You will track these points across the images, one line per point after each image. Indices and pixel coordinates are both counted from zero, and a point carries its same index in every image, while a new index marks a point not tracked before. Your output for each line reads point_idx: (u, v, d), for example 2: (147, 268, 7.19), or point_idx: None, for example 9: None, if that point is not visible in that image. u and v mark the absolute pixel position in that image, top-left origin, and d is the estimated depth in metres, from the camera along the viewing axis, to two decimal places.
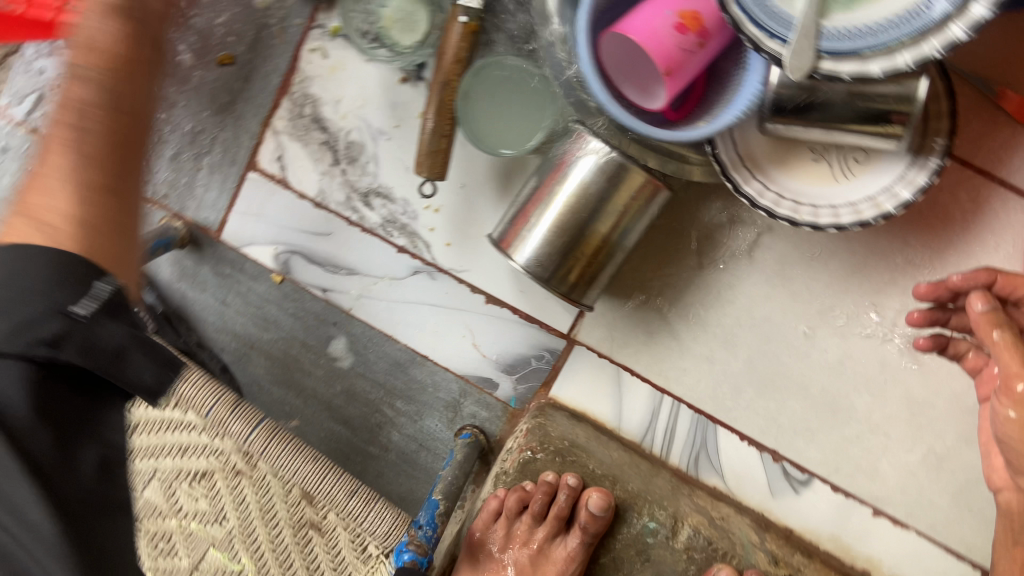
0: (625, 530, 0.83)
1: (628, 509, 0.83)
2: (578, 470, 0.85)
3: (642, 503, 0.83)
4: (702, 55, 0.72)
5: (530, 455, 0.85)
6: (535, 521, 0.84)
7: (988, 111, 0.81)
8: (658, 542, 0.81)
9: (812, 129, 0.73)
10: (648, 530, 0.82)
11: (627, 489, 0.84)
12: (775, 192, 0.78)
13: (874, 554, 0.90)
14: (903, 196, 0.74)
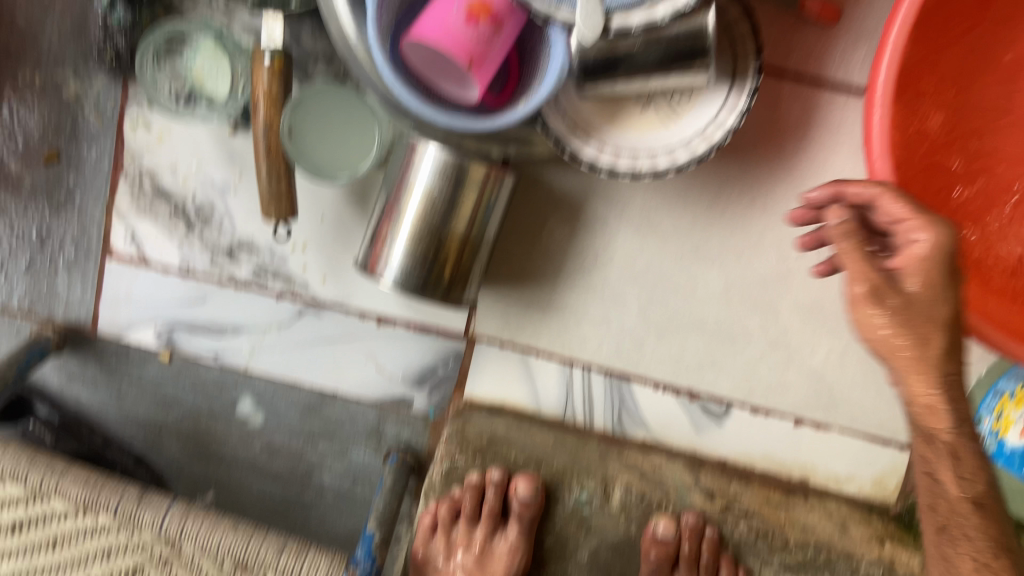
0: (560, 508, 0.85)
1: (558, 487, 0.85)
2: (503, 463, 0.86)
3: (571, 477, 0.85)
4: (501, 40, 0.74)
5: (453, 464, 0.86)
6: (472, 523, 0.87)
7: (794, 20, 0.82)
8: (594, 511, 0.84)
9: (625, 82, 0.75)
10: (581, 502, 0.84)
11: (552, 468, 0.85)
12: (612, 149, 0.79)
13: (806, 460, 0.93)
14: (729, 122, 0.76)
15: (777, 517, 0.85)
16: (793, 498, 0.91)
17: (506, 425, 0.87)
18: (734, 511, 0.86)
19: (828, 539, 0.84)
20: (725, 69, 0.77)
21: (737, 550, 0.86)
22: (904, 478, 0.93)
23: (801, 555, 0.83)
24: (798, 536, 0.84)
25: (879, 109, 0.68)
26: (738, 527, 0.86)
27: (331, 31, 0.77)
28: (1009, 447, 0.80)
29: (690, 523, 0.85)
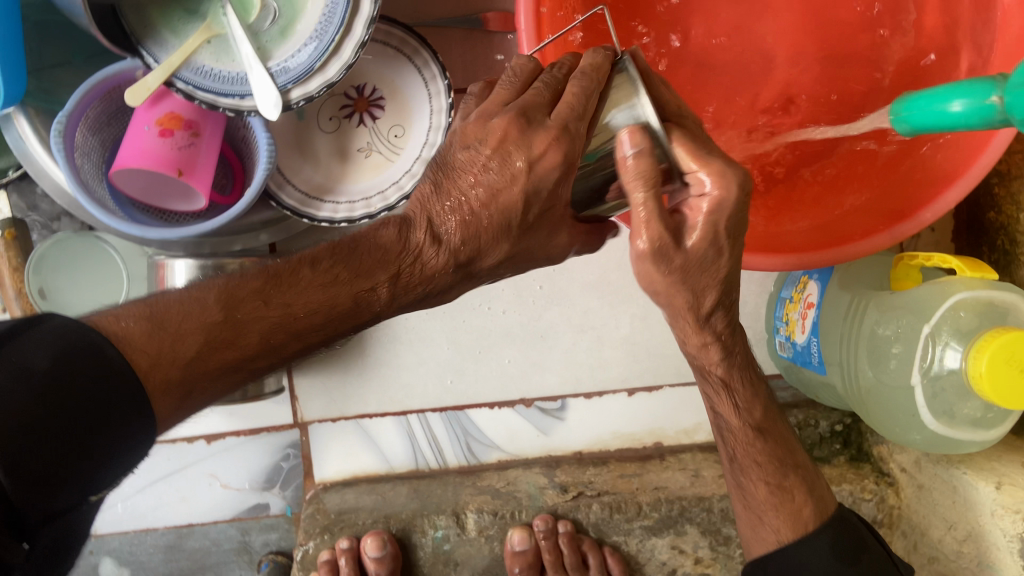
0: (422, 552, 0.91)
1: (411, 534, 0.90)
2: (352, 529, 0.92)
3: (421, 521, 0.90)
4: (204, 143, 0.77)
5: (305, 548, 0.92)
6: None
7: (480, 36, 0.88)
8: (454, 544, 0.90)
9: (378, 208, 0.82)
10: (439, 539, 0.90)
11: (400, 518, 0.90)
12: (346, 201, 0.83)
13: (653, 425, 0.96)
14: (438, 141, 0.82)
15: (630, 487, 0.90)
16: (648, 464, 0.94)
17: (356, 494, 0.93)
18: (586, 496, 0.91)
19: (678, 490, 0.89)
20: (422, 93, 0.84)
21: (598, 532, 0.92)
22: None
23: (656, 514, 0.88)
24: (651, 497, 0.88)
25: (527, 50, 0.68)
26: (593, 509, 0.91)
27: (48, 190, 0.79)
28: (798, 346, 0.83)
29: (543, 527, 0.91)
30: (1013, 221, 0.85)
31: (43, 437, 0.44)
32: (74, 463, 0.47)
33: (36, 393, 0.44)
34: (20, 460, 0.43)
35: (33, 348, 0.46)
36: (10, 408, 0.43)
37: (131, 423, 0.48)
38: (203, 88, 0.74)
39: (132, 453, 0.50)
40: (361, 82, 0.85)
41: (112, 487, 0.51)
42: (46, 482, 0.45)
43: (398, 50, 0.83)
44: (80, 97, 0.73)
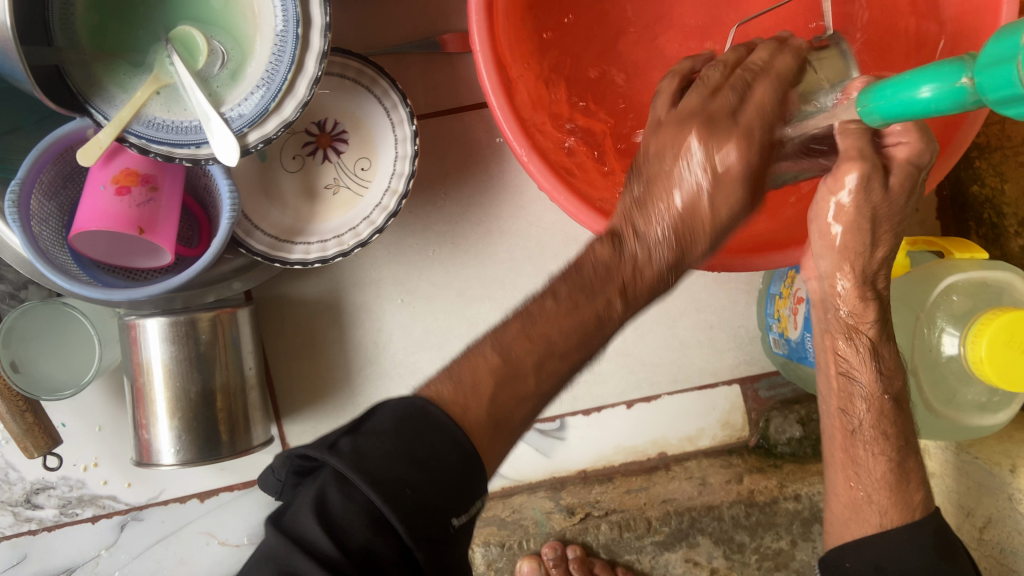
0: None
1: None
2: None
3: None
4: (164, 197, 0.75)
5: None
6: None
7: (439, 58, 0.86)
8: None
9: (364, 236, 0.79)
10: None
11: None
12: (318, 241, 0.81)
13: (655, 436, 0.94)
14: (405, 171, 0.80)
15: (637, 503, 0.90)
16: (654, 475, 0.93)
17: None
18: (593, 517, 0.90)
19: (686, 501, 0.89)
20: (386, 123, 0.82)
21: (610, 551, 0.93)
22: (745, 409, 0.94)
23: (667, 527, 0.89)
24: (659, 511, 0.89)
25: (485, 70, 0.66)
26: (601, 530, 0.91)
27: (10, 261, 0.77)
28: (794, 342, 0.81)
29: (551, 556, 0.92)
30: (998, 192, 0.84)
31: (432, 474, 0.49)
32: (404, 487, 0.47)
33: (402, 443, 0.49)
34: (406, 503, 0.47)
35: (379, 417, 0.51)
36: (377, 458, 0.48)
37: (471, 480, 0.51)
38: (157, 141, 0.71)
39: (472, 490, 0.51)
40: (322, 118, 0.83)
41: (471, 513, 0.51)
42: (425, 511, 0.48)
43: (356, 81, 0.81)
44: (32, 161, 0.70)
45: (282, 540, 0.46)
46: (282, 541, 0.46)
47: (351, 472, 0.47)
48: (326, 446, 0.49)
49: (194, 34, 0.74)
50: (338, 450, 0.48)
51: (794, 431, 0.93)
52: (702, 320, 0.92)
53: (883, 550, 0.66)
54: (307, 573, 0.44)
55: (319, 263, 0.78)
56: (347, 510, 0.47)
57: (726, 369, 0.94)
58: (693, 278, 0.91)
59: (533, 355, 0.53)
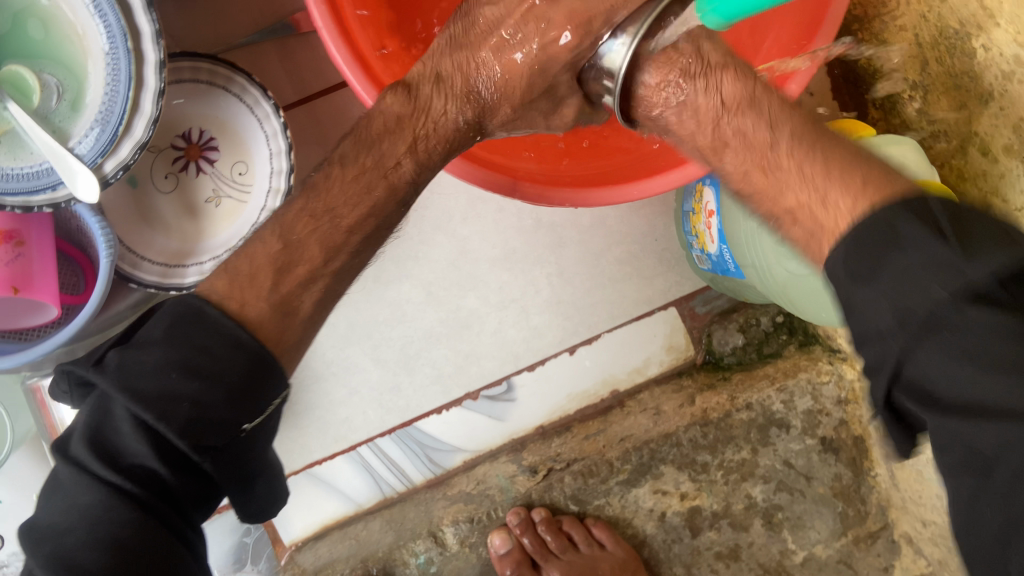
0: None
1: (393, 567, 0.89)
2: None
3: (399, 552, 0.89)
4: (34, 248, 0.70)
5: None
6: None
7: (296, 42, 0.81)
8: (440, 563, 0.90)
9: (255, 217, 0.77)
10: (423, 563, 0.89)
11: (379, 556, 0.89)
12: (211, 259, 0.77)
13: (604, 375, 0.93)
14: (283, 167, 0.77)
15: (597, 447, 0.90)
16: (611, 415, 0.92)
17: (330, 546, 0.89)
18: (556, 471, 0.91)
19: (643, 434, 0.90)
20: (253, 121, 0.77)
21: (579, 501, 0.93)
22: (686, 329, 0.93)
23: (628, 464, 0.90)
24: (619, 450, 0.90)
25: (334, 49, 0.62)
26: (566, 482, 0.92)
27: None
28: (713, 255, 0.81)
29: (517, 521, 0.91)
30: (885, 60, 0.83)
31: (210, 385, 0.52)
32: (177, 402, 0.50)
33: (219, 382, 0.52)
34: (184, 416, 0.50)
35: (152, 323, 0.54)
36: (141, 375, 0.50)
37: (259, 380, 0.54)
38: (11, 192, 0.67)
39: (266, 395, 0.55)
40: (186, 129, 0.78)
41: (265, 416, 0.55)
42: (207, 427, 0.51)
43: (210, 82, 0.76)
44: None
45: (68, 467, 0.51)
46: (72, 472, 0.51)
47: (116, 390, 0.50)
48: (94, 365, 0.52)
49: (22, 72, 0.68)
50: (103, 368, 0.52)
51: (736, 340, 0.92)
52: (625, 252, 0.91)
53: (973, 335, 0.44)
54: (92, 500, 0.50)
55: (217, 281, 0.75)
56: (125, 435, 0.51)
57: (659, 295, 0.93)
58: (606, 212, 0.90)
59: (316, 232, 0.60)
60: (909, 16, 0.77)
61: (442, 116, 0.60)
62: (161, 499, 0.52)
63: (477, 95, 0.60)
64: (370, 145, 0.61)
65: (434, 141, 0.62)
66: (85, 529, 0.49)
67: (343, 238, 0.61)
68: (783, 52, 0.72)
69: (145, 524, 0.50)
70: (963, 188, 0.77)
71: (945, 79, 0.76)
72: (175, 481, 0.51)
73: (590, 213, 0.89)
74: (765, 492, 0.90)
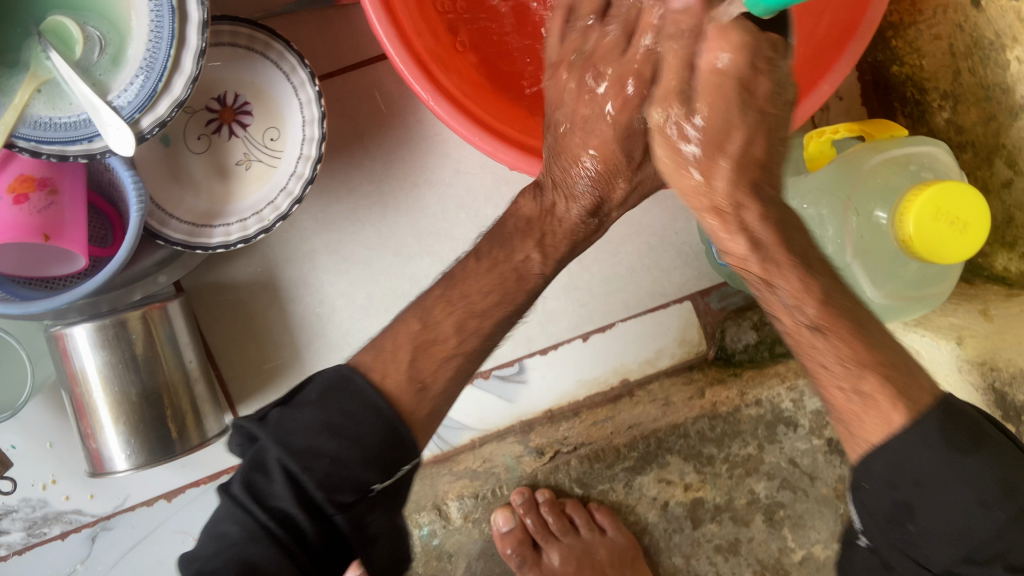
0: (412, 555, 0.90)
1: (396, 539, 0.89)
2: None
3: (403, 524, 0.88)
4: (66, 197, 0.71)
5: None
6: None
7: (335, 14, 0.82)
8: (442, 537, 0.90)
9: (289, 184, 0.78)
10: (426, 536, 0.89)
11: None
12: (238, 221, 0.78)
13: (615, 364, 0.94)
14: (315, 136, 0.78)
15: (604, 433, 0.92)
16: (620, 403, 0.93)
17: None
18: (563, 454, 0.93)
19: (651, 423, 0.92)
20: (287, 88, 0.78)
21: (584, 485, 0.93)
22: (699, 325, 0.94)
23: (634, 452, 0.92)
24: (626, 437, 0.92)
25: (375, 17, 0.65)
26: (573, 465, 0.94)
27: None
28: None
29: (521, 501, 0.92)
30: (917, 68, 0.83)
31: (351, 445, 0.54)
32: (319, 457, 0.53)
33: (362, 446, 0.54)
34: (324, 470, 0.53)
35: (311, 387, 0.57)
36: (297, 430, 0.53)
37: (395, 451, 0.55)
38: (48, 140, 0.67)
39: (402, 458, 0.56)
40: (221, 92, 0.79)
41: (395, 478, 0.56)
42: (344, 485, 0.53)
43: (248, 47, 0.77)
44: None
45: (225, 506, 0.54)
46: (230, 508, 0.54)
47: (273, 443, 0.53)
48: (258, 419, 0.55)
49: (67, 24, 0.69)
50: (267, 423, 0.55)
51: (749, 337, 0.93)
52: (644, 243, 0.91)
53: (890, 458, 0.53)
54: (237, 537, 0.52)
55: (244, 242, 0.76)
56: (274, 481, 0.53)
57: (675, 289, 0.93)
58: (630, 203, 0.90)
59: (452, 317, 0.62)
60: (946, 24, 0.77)
61: (566, 213, 0.65)
62: (299, 563, 0.52)
63: (579, 193, 0.63)
64: (505, 240, 0.66)
65: (560, 237, 0.67)
66: (230, 560, 0.51)
67: (475, 322, 0.62)
68: (821, 48, 0.71)
69: (276, 571, 0.50)
70: (987, 201, 0.79)
71: (976, 90, 0.76)
72: (318, 530, 0.53)
73: None
74: (768, 489, 0.92)
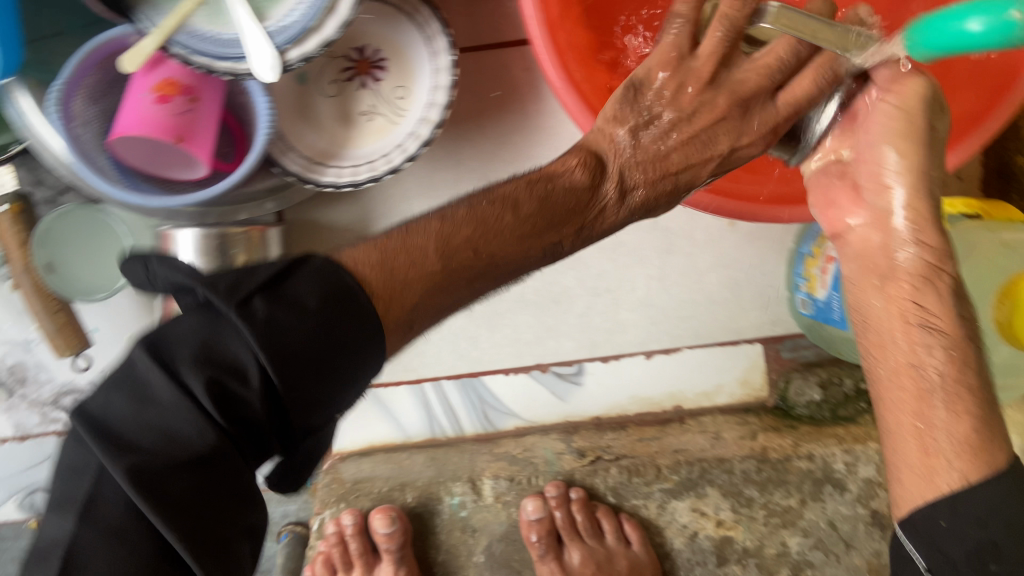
0: (440, 518, 0.92)
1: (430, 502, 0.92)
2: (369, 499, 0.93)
3: (438, 488, 0.92)
4: (203, 107, 0.76)
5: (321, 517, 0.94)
6: (349, 570, 0.95)
7: None
8: (470, 510, 0.91)
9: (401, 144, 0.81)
10: (455, 506, 0.91)
11: (417, 487, 0.92)
12: (351, 166, 0.81)
13: (672, 388, 0.94)
14: (441, 101, 0.79)
15: (648, 450, 0.92)
16: (669, 427, 0.93)
17: (371, 464, 0.92)
18: (604, 460, 0.93)
19: (698, 452, 0.90)
20: (425, 52, 0.81)
21: (617, 495, 0.94)
22: (765, 369, 0.94)
23: (676, 476, 0.90)
24: (670, 459, 0.90)
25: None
26: (611, 473, 0.93)
27: (51, 163, 0.77)
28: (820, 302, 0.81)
29: (555, 494, 0.92)
30: None
31: (327, 333, 0.47)
32: (285, 343, 0.45)
33: (333, 339, 0.47)
34: (287, 356, 0.45)
35: (304, 277, 0.48)
36: (286, 329, 0.45)
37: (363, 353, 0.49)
38: (200, 52, 0.72)
39: (364, 367, 0.49)
40: (362, 44, 0.83)
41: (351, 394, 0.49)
42: (314, 375, 0.46)
43: (397, 7, 0.80)
44: (78, 63, 0.72)
45: (138, 357, 0.44)
46: (166, 388, 0.43)
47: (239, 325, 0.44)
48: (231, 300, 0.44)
49: None
50: (241, 306, 0.44)
51: (813, 394, 0.92)
52: (726, 277, 0.92)
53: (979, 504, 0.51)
54: (161, 410, 0.43)
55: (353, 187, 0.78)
56: (231, 355, 0.44)
57: (749, 329, 0.93)
58: (724, 235, 0.90)
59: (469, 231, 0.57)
60: None
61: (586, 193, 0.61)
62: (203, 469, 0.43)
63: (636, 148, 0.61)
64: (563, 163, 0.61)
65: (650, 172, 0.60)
66: (154, 436, 0.43)
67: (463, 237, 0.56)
68: None
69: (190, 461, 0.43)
70: None
71: None
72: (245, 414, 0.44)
73: (706, 230, 0.90)
74: (801, 545, 0.89)
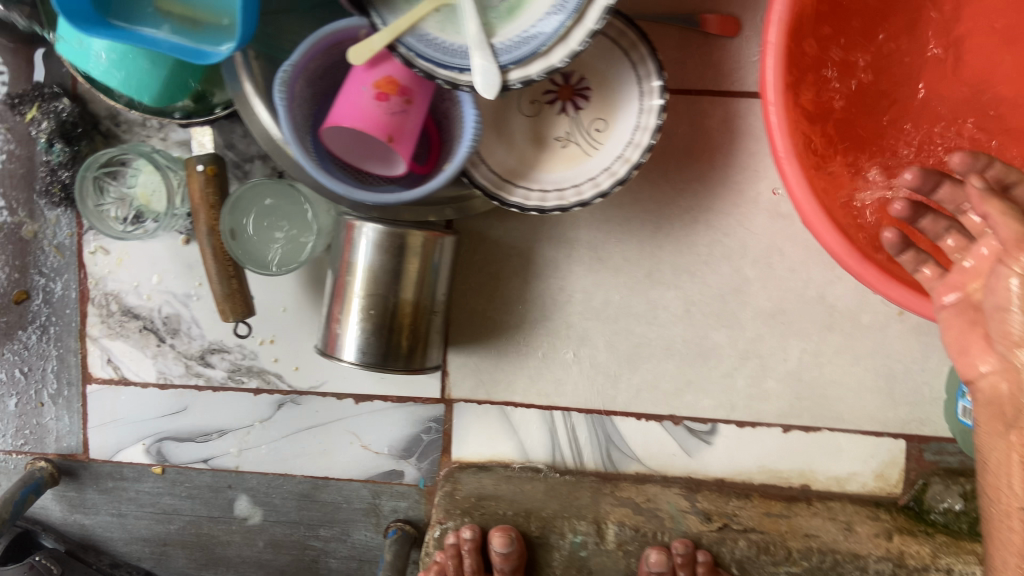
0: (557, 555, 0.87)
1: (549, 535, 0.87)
2: (488, 519, 0.88)
3: (560, 523, 0.87)
4: (415, 110, 0.76)
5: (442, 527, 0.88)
6: None
7: (695, 39, 0.85)
8: (590, 552, 0.87)
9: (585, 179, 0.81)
10: (576, 545, 0.86)
11: (540, 517, 0.87)
12: (539, 190, 0.81)
13: (803, 466, 0.92)
14: (644, 142, 0.78)
15: (778, 528, 0.87)
16: (795, 506, 0.90)
17: (493, 482, 0.91)
18: (732, 530, 0.87)
19: (832, 542, 0.85)
20: (632, 90, 0.80)
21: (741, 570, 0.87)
22: (904, 467, 0.91)
23: (806, 562, 0.84)
24: (801, 543, 0.85)
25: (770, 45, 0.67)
26: (738, 546, 0.87)
27: (256, 135, 0.81)
28: None
29: (681, 552, 0.85)
30: None
31: None
32: None
33: None
34: None
35: None
36: None
37: None
38: (424, 57, 0.72)
39: None
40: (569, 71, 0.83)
41: None
42: None
43: (614, 40, 0.80)
44: (306, 50, 0.72)
45: None
46: None
47: None
48: None
49: None
50: None
51: (953, 503, 0.88)
52: (882, 365, 0.89)
53: None
54: None
55: (540, 211, 0.78)
56: None
57: (896, 422, 0.91)
58: (890, 324, 0.88)
59: None
60: None
61: None
62: None
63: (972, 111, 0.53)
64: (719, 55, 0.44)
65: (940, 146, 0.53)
66: None
67: None
68: None
69: None
70: None
71: None
72: None
73: (872, 314, 0.88)
74: None
